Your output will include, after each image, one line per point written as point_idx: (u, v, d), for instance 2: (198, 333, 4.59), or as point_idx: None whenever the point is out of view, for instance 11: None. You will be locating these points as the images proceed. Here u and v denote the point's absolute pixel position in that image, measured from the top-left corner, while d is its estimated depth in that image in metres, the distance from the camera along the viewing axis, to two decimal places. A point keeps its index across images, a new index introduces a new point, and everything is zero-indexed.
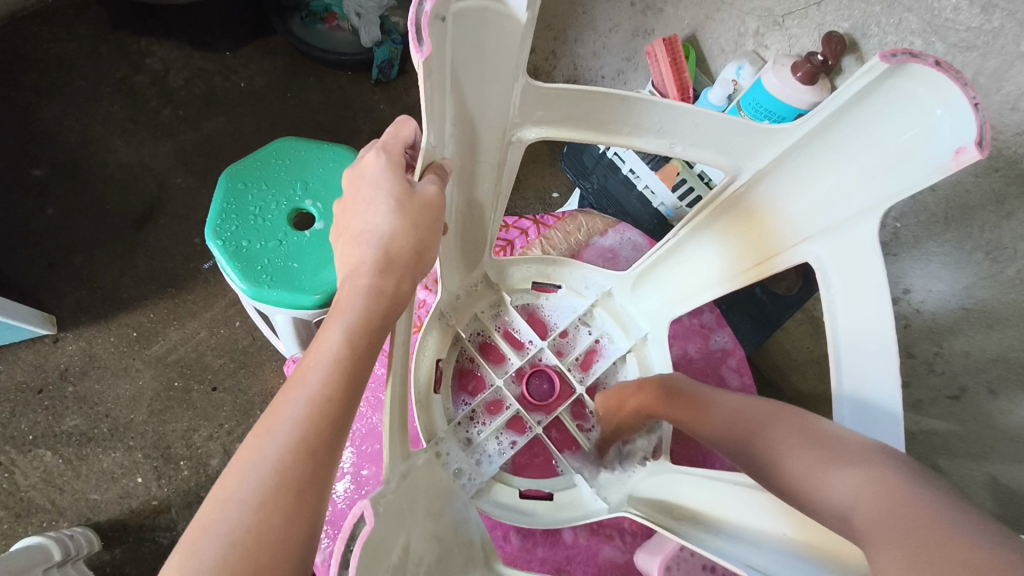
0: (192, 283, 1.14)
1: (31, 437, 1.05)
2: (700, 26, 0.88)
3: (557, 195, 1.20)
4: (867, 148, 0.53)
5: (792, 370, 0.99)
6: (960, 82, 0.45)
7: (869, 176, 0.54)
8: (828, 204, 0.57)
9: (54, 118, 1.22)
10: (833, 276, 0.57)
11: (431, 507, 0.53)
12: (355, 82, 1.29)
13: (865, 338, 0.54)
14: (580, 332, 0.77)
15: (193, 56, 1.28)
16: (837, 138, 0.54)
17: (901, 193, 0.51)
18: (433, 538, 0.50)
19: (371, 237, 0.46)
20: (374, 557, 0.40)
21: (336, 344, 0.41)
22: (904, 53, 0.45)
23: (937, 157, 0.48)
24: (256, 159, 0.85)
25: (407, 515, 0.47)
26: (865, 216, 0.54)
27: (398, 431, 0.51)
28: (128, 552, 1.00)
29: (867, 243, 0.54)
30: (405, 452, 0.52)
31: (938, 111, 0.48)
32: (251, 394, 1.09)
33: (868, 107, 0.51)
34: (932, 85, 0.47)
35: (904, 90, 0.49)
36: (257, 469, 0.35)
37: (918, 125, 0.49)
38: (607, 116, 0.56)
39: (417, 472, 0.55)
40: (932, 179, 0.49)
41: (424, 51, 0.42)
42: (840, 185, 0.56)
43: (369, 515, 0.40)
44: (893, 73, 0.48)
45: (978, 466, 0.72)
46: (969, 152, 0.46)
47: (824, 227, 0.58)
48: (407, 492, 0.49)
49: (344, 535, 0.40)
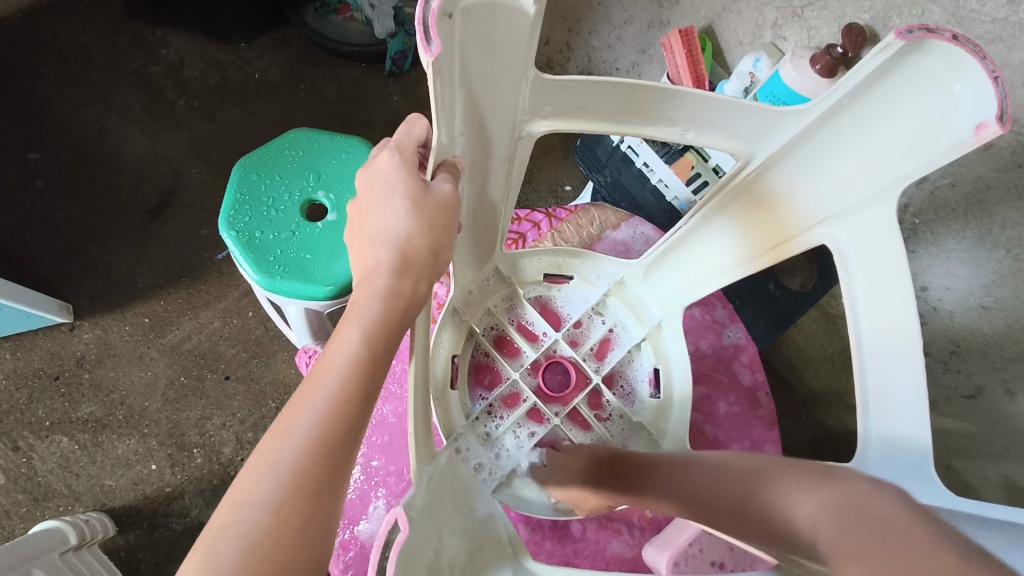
0: (205, 273, 1.15)
1: (48, 423, 1.07)
2: (717, 17, 0.86)
3: (570, 188, 1.19)
4: (883, 127, 0.52)
5: (804, 367, 0.98)
6: (979, 56, 0.43)
7: (883, 158, 0.53)
8: (844, 185, 0.56)
9: (71, 108, 1.23)
10: (851, 259, 0.56)
11: (457, 504, 0.52)
12: (367, 73, 1.28)
13: (890, 353, 0.52)
14: (594, 322, 0.77)
15: (208, 47, 1.29)
16: (850, 120, 0.53)
17: (916, 172, 0.50)
18: (462, 533, 0.48)
19: (387, 238, 0.46)
20: (410, 561, 0.39)
21: (355, 345, 0.41)
22: (921, 28, 0.43)
23: (956, 133, 0.47)
24: (268, 151, 0.85)
25: (438, 515, 0.46)
26: (881, 198, 0.54)
27: (422, 434, 0.49)
28: (142, 537, 1.02)
29: (885, 226, 0.53)
30: (428, 454, 0.51)
31: (957, 87, 0.46)
32: (263, 384, 1.09)
33: (883, 88, 0.50)
34: (950, 61, 0.45)
35: (921, 68, 0.47)
36: (275, 470, 0.35)
37: (935, 103, 0.48)
38: (623, 109, 0.54)
39: (440, 472, 0.53)
40: (951, 157, 0.47)
41: (433, 50, 0.42)
42: (855, 167, 0.55)
43: (403, 522, 0.39)
44: (909, 51, 0.46)
45: (994, 466, 0.70)
46: (989, 127, 0.44)
47: (839, 210, 0.57)
48: (434, 492, 0.48)
49: (380, 542, 0.39)
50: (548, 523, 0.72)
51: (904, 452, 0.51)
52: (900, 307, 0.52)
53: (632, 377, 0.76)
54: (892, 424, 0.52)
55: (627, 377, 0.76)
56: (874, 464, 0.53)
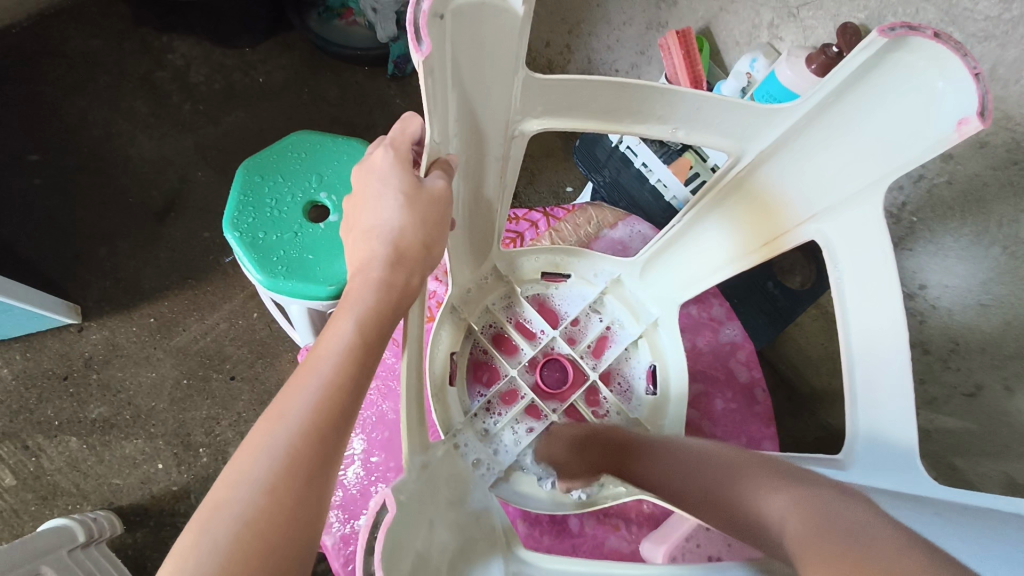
0: (211, 274, 1.17)
1: (57, 423, 1.08)
2: (714, 18, 0.87)
3: (571, 189, 1.20)
4: (868, 124, 0.53)
5: (805, 366, 0.99)
6: (960, 52, 0.44)
7: (869, 154, 0.54)
8: (832, 182, 0.57)
9: (79, 113, 1.25)
10: (840, 254, 0.57)
11: (451, 495, 0.53)
12: (371, 76, 1.30)
13: (880, 348, 0.53)
14: (591, 320, 0.77)
15: (213, 52, 1.31)
16: (837, 117, 0.54)
17: (904, 166, 0.51)
18: (454, 525, 0.49)
19: (381, 231, 0.47)
20: (398, 544, 0.40)
21: (348, 334, 0.42)
22: (903, 26, 0.45)
23: (940, 128, 0.48)
24: (272, 153, 0.87)
25: (429, 504, 0.47)
26: (867, 194, 0.55)
27: (416, 424, 0.50)
28: (149, 536, 1.03)
29: (873, 220, 0.54)
30: (423, 444, 0.52)
31: (939, 84, 0.47)
32: (269, 384, 1.11)
33: (869, 85, 0.51)
34: (932, 58, 0.46)
35: (904, 65, 0.48)
36: (268, 451, 0.36)
37: (919, 99, 0.49)
38: (613, 107, 0.55)
39: (436, 463, 0.54)
40: (934, 152, 0.49)
41: (424, 50, 0.43)
42: (842, 164, 0.56)
43: (392, 504, 0.41)
44: (893, 48, 0.47)
45: (996, 465, 0.69)
46: (970, 123, 0.45)
47: (827, 206, 0.58)
48: (427, 482, 0.49)
49: (367, 523, 0.40)
50: (546, 518, 0.73)
51: (890, 444, 0.52)
52: (887, 304, 0.53)
53: (629, 375, 0.77)
54: (880, 417, 0.53)
55: (625, 374, 0.77)
56: (862, 454, 0.54)
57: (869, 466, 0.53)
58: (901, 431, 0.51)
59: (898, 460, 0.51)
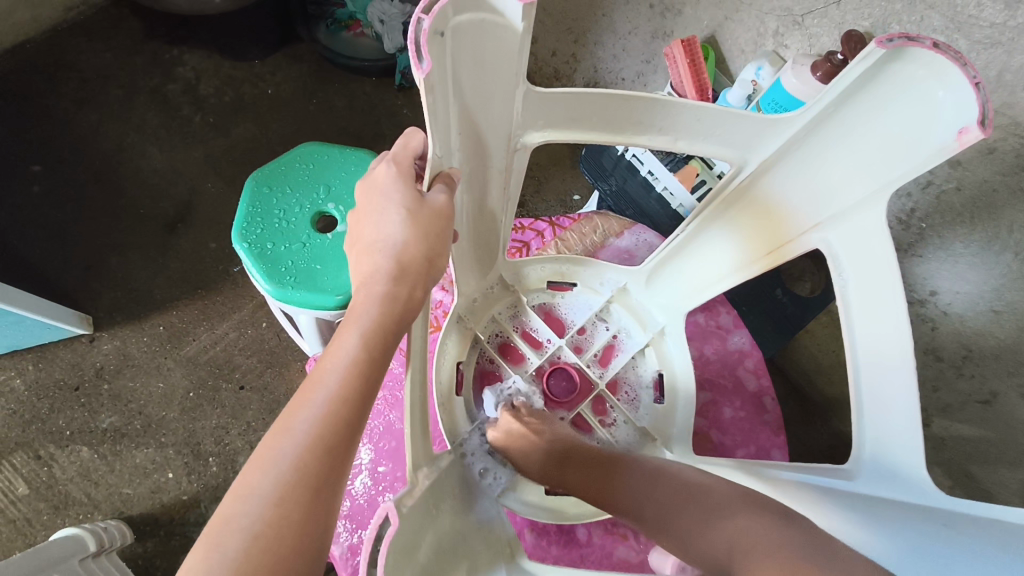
0: (221, 284, 1.18)
1: (68, 433, 1.09)
2: (719, 27, 0.87)
3: (577, 197, 1.21)
4: (869, 133, 0.53)
5: (816, 373, 0.98)
6: (960, 62, 0.44)
7: (871, 163, 0.53)
8: (835, 190, 0.57)
9: (91, 126, 1.27)
10: (845, 262, 0.57)
11: (457, 507, 0.53)
12: (378, 87, 1.32)
13: (886, 359, 0.53)
14: (597, 328, 0.77)
15: (223, 65, 1.33)
16: (838, 127, 0.54)
17: (905, 176, 0.51)
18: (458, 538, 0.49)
19: (384, 246, 0.48)
20: (401, 557, 0.40)
21: (352, 349, 0.43)
22: (901, 37, 0.45)
23: (941, 137, 0.48)
24: (280, 165, 0.87)
25: (434, 515, 0.47)
26: (870, 202, 0.54)
27: (420, 436, 0.50)
28: (158, 545, 1.04)
29: (876, 228, 0.54)
30: (428, 455, 0.52)
31: (940, 93, 0.47)
32: (278, 394, 1.11)
33: (869, 94, 0.51)
34: (931, 67, 0.46)
35: (904, 74, 0.48)
36: (276, 464, 0.36)
37: (920, 109, 0.49)
38: (615, 117, 0.55)
39: (444, 474, 0.54)
40: (935, 161, 0.48)
41: (425, 68, 0.43)
42: (845, 172, 0.56)
43: (393, 516, 0.40)
44: (892, 58, 0.47)
45: (1012, 473, 0.71)
46: (971, 132, 0.45)
47: (831, 215, 0.58)
48: (435, 493, 0.49)
49: (370, 537, 0.40)
50: (554, 527, 0.73)
51: (895, 454, 0.52)
52: (891, 312, 0.53)
53: (635, 384, 0.76)
54: (884, 427, 0.53)
55: (632, 383, 0.76)
56: (869, 466, 0.54)
57: (876, 477, 0.52)
58: (904, 447, 0.51)
59: (905, 471, 0.51)
